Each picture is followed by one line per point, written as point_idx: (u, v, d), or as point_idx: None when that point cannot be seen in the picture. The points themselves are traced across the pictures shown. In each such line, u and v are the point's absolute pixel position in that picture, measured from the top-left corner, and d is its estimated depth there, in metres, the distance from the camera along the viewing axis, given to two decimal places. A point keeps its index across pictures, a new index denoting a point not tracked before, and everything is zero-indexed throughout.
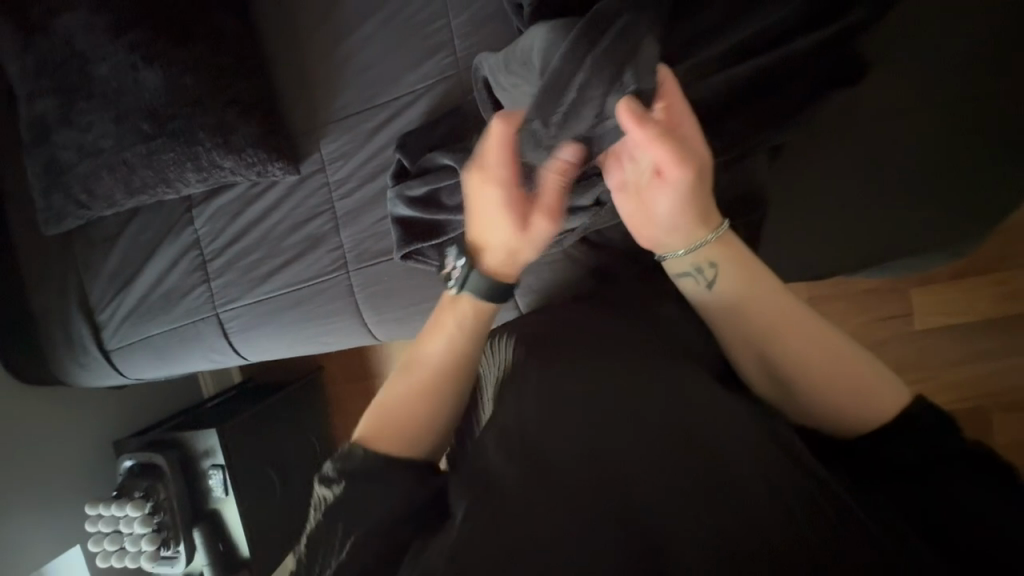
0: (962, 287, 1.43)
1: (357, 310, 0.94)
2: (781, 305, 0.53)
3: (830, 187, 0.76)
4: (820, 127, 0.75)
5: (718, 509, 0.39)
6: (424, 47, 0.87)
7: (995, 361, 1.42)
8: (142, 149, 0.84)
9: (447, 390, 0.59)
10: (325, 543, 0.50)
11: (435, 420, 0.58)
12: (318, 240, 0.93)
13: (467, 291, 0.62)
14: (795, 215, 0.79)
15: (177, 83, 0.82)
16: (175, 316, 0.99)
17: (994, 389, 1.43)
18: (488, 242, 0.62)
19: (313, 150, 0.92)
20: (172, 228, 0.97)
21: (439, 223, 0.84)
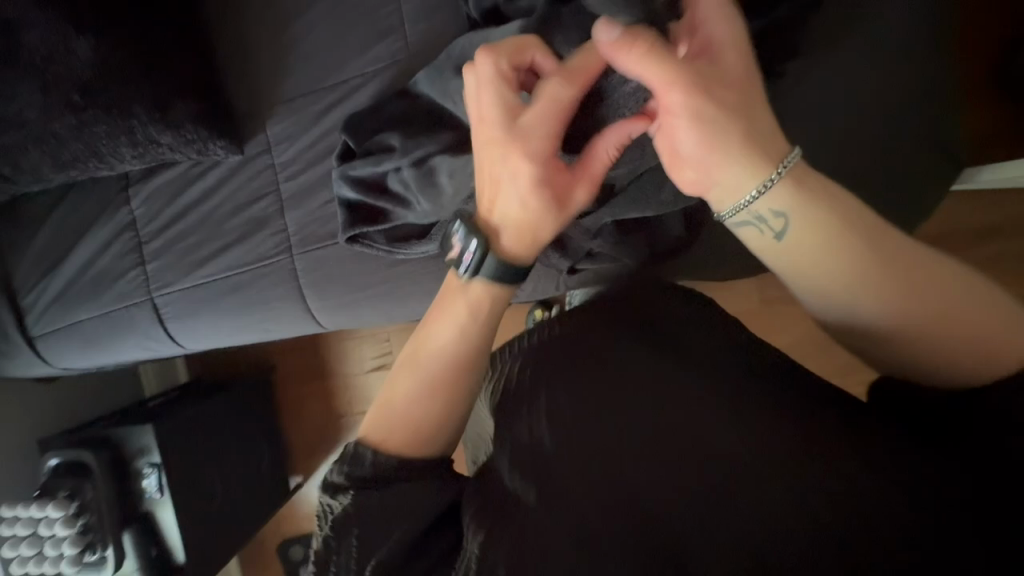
0: None
1: (303, 295, 0.92)
2: (867, 246, 0.46)
3: None
4: None
5: (734, 511, 0.43)
6: (373, 33, 0.87)
7: None
8: (73, 122, 0.80)
9: (463, 383, 0.55)
10: (337, 560, 0.47)
11: (450, 418, 0.54)
12: (261, 223, 0.91)
13: (480, 276, 0.56)
14: None
15: (111, 54, 0.79)
16: (105, 301, 0.95)
17: None
18: (504, 222, 0.55)
19: (257, 131, 0.90)
20: (107, 208, 0.93)
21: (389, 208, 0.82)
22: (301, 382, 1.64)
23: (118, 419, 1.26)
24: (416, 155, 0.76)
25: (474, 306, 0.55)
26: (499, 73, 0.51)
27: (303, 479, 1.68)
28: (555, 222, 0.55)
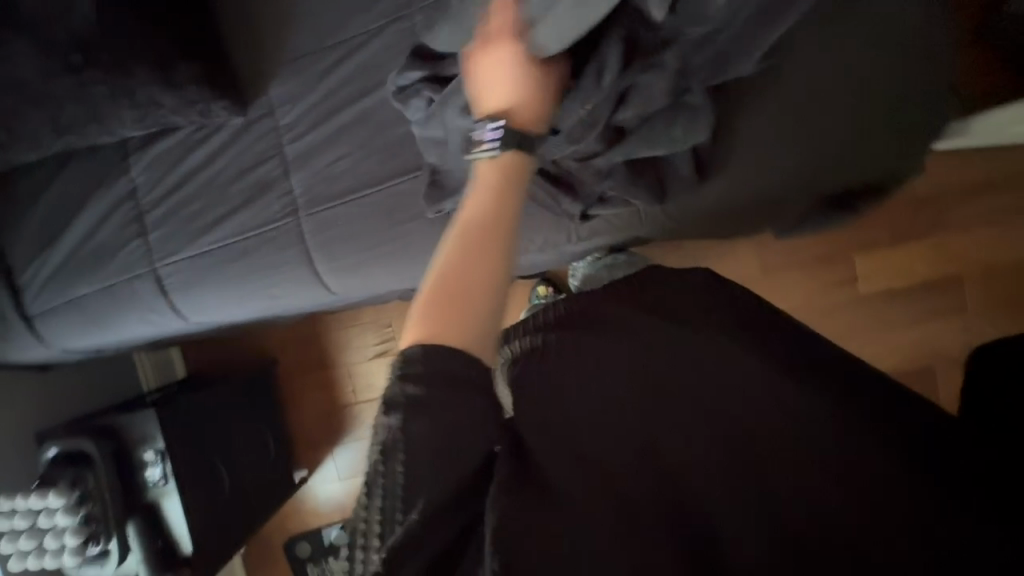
0: (887, 250, 1.52)
1: (310, 259, 0.91)
2: None
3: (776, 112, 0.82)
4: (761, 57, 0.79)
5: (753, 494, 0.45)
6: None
7: (929, 316, 1.53)
8: (72, 82, 0.79)
9: (488, 239, 0.52)
10: (385, 481, 0.43)
11: (481, 274, 0.49)
12: (266, 186, 0.90)
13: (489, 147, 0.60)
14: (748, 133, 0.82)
15: (111, 13, 0.78)
16: (105, 275, 0.92)
17: (937, 347, 1.53)
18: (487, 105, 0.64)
19: (260, 94, 0.89)
20: (106, 178, 0.91)
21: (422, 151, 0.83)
22: (303, 372, 1.61)
23: (120, 408, 1.23)
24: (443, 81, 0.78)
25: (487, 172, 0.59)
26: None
27: (308, 473, 1.65)
28: (522, 110, 0.64)
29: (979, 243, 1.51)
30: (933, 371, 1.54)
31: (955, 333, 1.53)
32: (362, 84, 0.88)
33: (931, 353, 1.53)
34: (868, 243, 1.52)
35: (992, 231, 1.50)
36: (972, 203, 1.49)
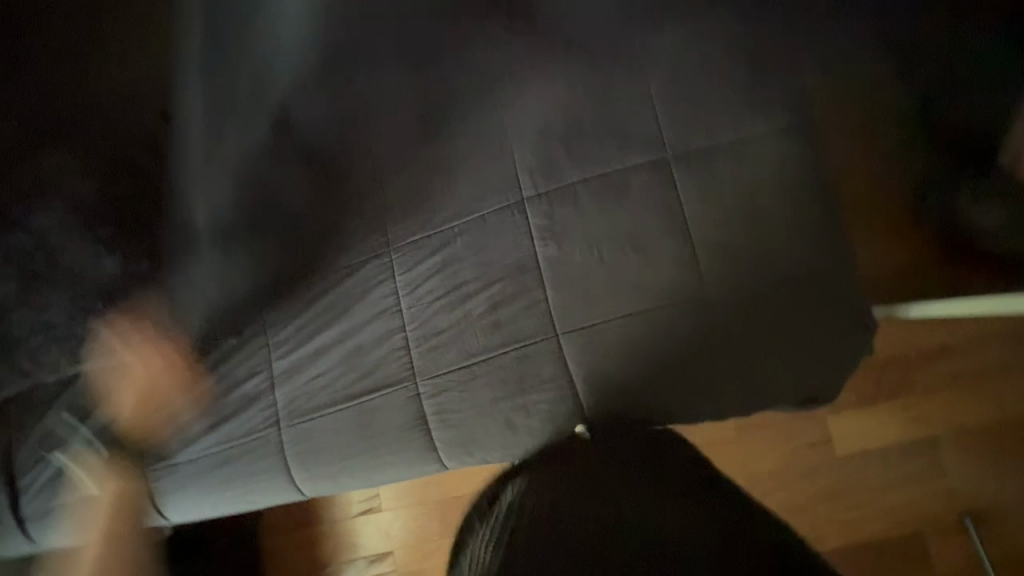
0: (865, 408, 1.55)
1: (287, 465, 0.98)
2: None
3: (736, 298, 0.94)
4: (726, 259, 0.95)
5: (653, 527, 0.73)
6: (358, 230, 1.03)
7: (921, 479, 1.50)
8: (93, 324, 0.93)
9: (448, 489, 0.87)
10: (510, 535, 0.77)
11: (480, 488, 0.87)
12: (253, 398, 1.00)
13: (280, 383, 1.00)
14: (730, 294, 0.95)
15: (135, 267, 0.95)
16: (98, 479, 1.00)
17: (934, 510, 1.49)
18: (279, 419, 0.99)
19: (256, 316, 1.01)
20: (112, 389, 1.02)
21: (435, 352, 0.98)
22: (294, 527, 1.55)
23: None
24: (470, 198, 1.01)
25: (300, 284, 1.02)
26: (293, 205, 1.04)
27: None
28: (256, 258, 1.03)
29: (959, 400, 1.52)
30: (940, 536, 1.48)
31: (949, 493, 1.49)
32: (346, 310, 1.01)
33: (927, 519, 1.49)
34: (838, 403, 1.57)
35: (958, 394, 1.52)
36: (936, 364, 1.54)
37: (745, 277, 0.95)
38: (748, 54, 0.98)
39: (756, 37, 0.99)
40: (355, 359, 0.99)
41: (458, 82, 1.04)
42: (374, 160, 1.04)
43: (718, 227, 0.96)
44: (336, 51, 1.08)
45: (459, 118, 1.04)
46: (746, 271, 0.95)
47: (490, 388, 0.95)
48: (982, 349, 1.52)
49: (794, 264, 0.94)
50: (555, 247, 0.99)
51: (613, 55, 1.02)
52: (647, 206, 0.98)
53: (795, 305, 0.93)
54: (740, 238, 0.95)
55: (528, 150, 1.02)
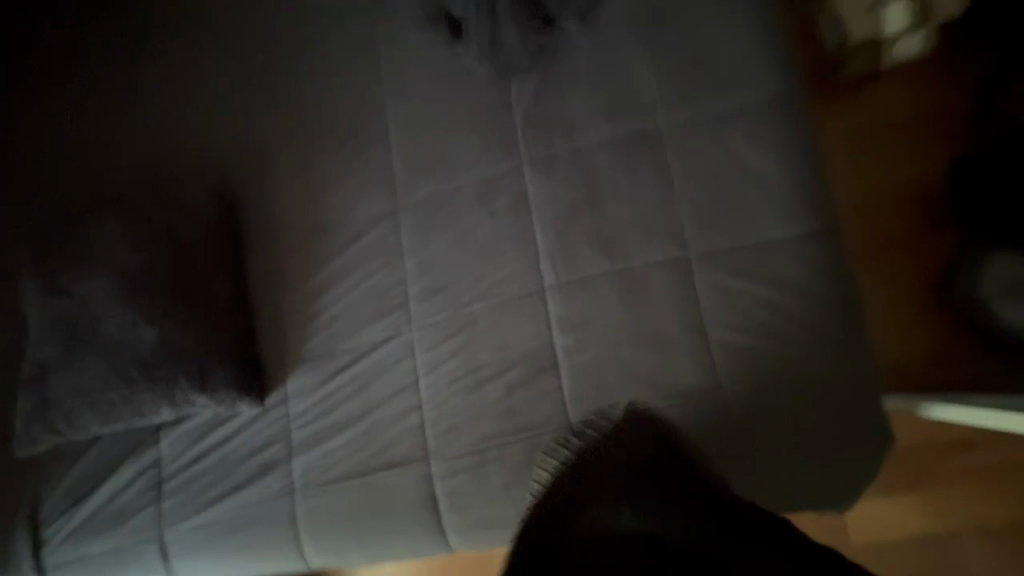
0: (890, 496, 1.50)
1: (298, 538, 1.00)
2: None
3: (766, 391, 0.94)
4: (754, 350, 0.95)
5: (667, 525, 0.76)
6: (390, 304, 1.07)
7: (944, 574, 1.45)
8: (125, 389, 0.96)
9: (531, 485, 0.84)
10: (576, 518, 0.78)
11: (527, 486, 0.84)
12: (271, 466, 1.02)
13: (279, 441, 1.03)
14: (762, 387, 0.94)
15: (169, 337, 0.98)
16: (116, 536, 1.03)
17: None
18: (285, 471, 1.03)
19: (279, 386, 1.05)
20: (138, 447, 1.05)
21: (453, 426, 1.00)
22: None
23: None
24: (495, 277, 1.05)
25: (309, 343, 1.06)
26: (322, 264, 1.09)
27: None
28: (286, 317, 1.07)
29: (987, 496, 1.45)
30: None
31: None
32: (365, 384, 1.04)
33: None
34: None
35: (986, 488, 1.46)
36: (963, 456, 1.48)
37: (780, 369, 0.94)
38: (775, 158, 1.00)
39: (780, 136, 1.00)
40: (374, 434, 1.01)
41: (487, 169, 1.08)
42: (401, 240, 1.08)
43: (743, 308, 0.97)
44: (374, 130, 1.12)
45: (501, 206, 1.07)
46: (778, 360, 0.94)
47: (502, 475, 0.96)
48: (1010, 442, 1.47)
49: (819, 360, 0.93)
50: (586, 339, 1.00)
51: (639, 152, 1.05)
52: (668, 303, 1.00)
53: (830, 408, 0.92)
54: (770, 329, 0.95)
55: (565, 245, 1.03)
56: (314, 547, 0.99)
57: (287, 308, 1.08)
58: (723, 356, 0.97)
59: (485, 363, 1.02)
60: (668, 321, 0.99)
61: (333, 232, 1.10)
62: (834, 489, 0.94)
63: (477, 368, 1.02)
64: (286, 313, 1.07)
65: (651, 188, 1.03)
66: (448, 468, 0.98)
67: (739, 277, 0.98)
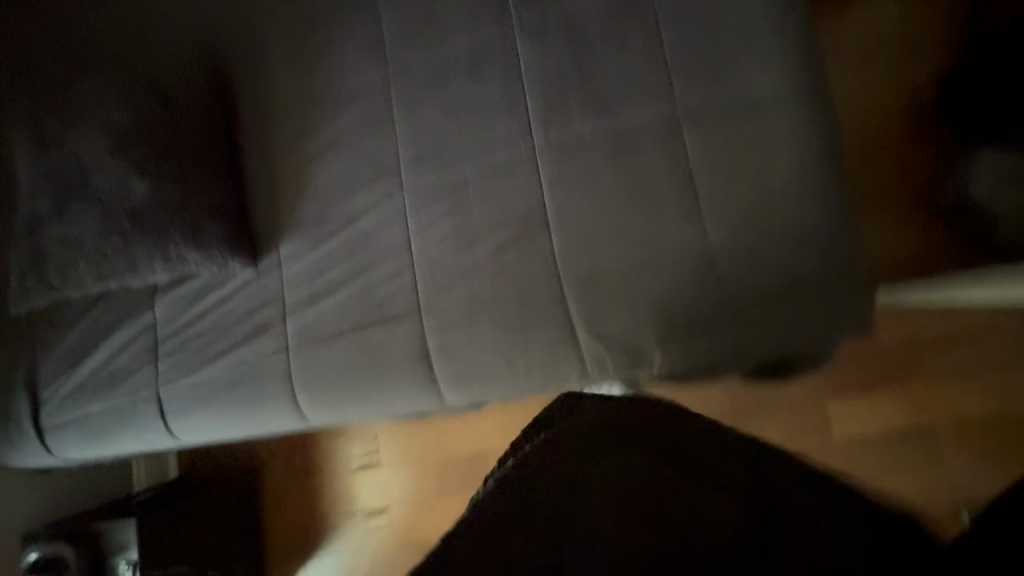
0: (863, 391, 1.53)
1: (292, 393, 1.02)
2: None
3: (753, 239, 0.96)
4: (738, 199, 0.98)
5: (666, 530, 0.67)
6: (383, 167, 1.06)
7: (911, 464, 1.49)
8: (118, 242, 0.97)
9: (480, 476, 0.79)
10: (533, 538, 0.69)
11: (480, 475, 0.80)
12: (264, 327, 1.04)
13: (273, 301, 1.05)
14: (747, 232, 0.97)
15: (160, 192, 0.98)
16: (114, 395, 1.05)
17: (921, 489, 1.49)
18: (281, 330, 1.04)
19: (272, 250, 1.06)
20: (133, 310, 1.06)
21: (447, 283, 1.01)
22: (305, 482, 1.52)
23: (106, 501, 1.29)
24: (487, 142, 1.04)
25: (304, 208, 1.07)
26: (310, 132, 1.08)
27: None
28: (277, 183, 1.08)
29: (961, 390, 1.50)
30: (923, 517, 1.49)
31: (939, 477, 1.48)
32: (357, 248, 1.05)
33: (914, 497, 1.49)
34: (833, 387, 1.55)
35: (958, 385, 1.50)
36: (942, 352, 1.52)
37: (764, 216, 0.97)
38: (767, 16, 1.00)
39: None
40: (368, 293, 1.03)
41: (479, 34, 1.07)
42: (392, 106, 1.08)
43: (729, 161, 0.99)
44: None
45: (494, 76, 1.06)
46: (763, 207, 0.97)
47: (494, 324, 0.99)
48: (989, 339, 1.50)
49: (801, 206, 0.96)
50: (578, 199, 1.01)
51: (633, 13, 1.04)
52: (656, 163, 1.01)
53: (810, 248, 0.95)
54: (753, 177, 0.98)
55: (558, 109, 1.04)
56: (305, 397, 1.02)
57: (281, 175, 1.08)
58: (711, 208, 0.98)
59: (477, 223, 1.03)
60: (653, 181, 1.00)
61: (325, 100, 1.09)
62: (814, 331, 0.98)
63: (469, 227, 1.03)
64: (277, 180, 1.08)
65: (644, 48, 1.03)
66: (438, 321, 1.00)
67: (725, 138, 0.99)
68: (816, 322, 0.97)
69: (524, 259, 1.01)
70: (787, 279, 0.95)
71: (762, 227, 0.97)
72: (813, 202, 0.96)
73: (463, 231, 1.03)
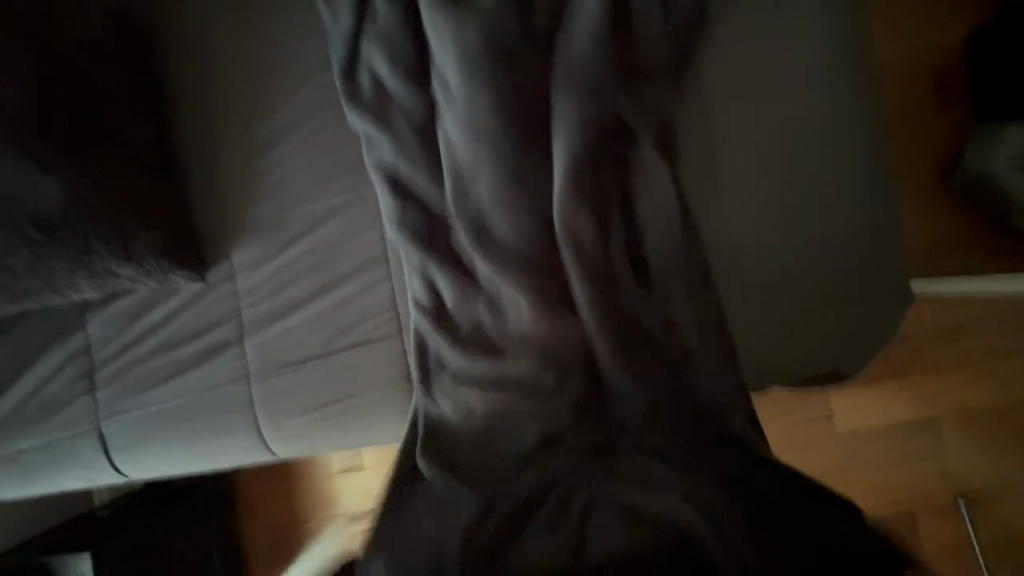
0: (880, 385, 1.34)
1: (256, 423, 0.89)
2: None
3: (810, 197, 0.79)
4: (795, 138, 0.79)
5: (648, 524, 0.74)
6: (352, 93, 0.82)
7: (936, 458, 1.32)
8: (27, 257, 0.79)
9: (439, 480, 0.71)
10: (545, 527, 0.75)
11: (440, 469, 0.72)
12: (220, 348, 0.90)
13: (216, 299, 0.90)
14: (805, 194, 0.79)
15: (73, 190, 0.79)
16: (48, 431, 0.90)
17: (962, 482, 1.31)
18: (223, 325, 0.90)
19: (223, 258, 0.90)
20: (62, 334, 0.91)
21: (434, 253, 0.81)
22: None
23: (56, 528, 1.13)
24: None
25: (248, 187, 0.90)
26: (256, 112, 0.91)
27: None
28: (224, 179, 0.91)
29: (983, 377, 1.33)
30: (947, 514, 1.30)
31: (963, 467, 1.31)
32: (323, 258, 0.90)
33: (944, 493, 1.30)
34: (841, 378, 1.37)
35: (975, 373, 1.34)
36: (964, 339, 1.34)
37: (812, 180, 0.79)
38: None
39: None
40: (339, 311, 0.89)
41: None
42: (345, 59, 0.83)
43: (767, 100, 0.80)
44: None
45: None
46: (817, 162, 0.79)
47: None
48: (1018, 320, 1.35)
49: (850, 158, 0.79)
50: None
51: None
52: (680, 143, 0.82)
53: (856, 230, 0.79)
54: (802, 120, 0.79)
55: None
56: (269, 424, 0.89)
57: (228, 167, 0.91)
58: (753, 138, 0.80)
59: None
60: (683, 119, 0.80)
61: (272, 74, 0.91)
62: (870, 326, 0.80)
63: None
64: (220, 173, 0.91)
65: None
66: (421, 343, 0.86)
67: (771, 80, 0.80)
68: (867, 321, 0.80)
69: None
70: (842, 254, 0.79)
71: (798, 186, 0.79)
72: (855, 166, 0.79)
73: None
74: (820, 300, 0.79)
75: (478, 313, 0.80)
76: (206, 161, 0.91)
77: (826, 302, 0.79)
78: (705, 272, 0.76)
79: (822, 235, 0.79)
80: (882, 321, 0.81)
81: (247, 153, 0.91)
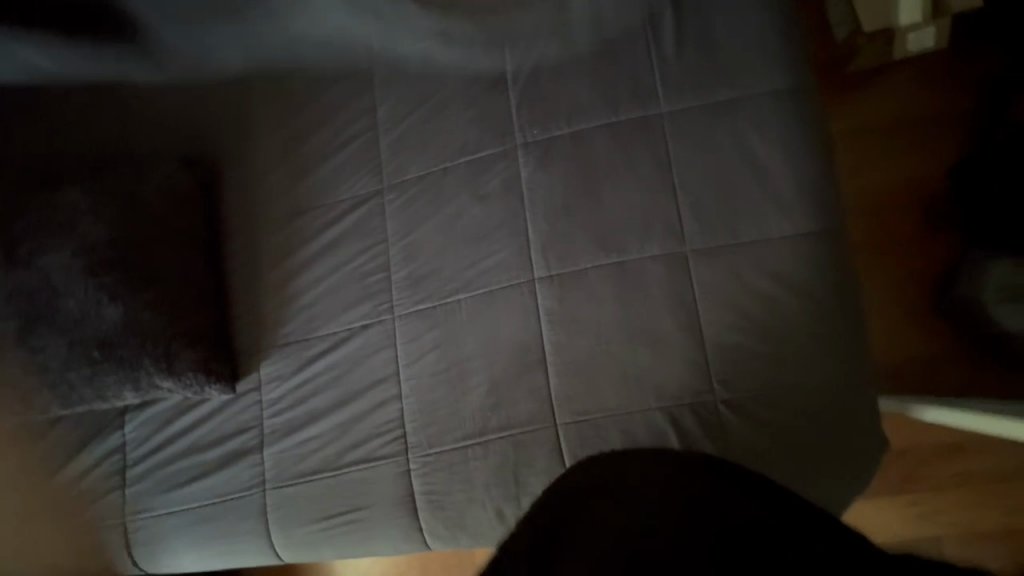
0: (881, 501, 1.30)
1: (267, 528, 0.96)
2: None
3: (772, 352, 0.91)
4: (761, 300, 0.92)
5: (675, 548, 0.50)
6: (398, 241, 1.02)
7: None
8: (87, 370, 0.93)
9: None
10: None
11: None
12: (241, 454, 0.98)
13: (242, 409, 0.99)
14: (768, 350, 0.91)
15: (134, 314, 0.94)
16: (78, 523, 0.98)
17: None
18: (246, 433, 0.99)
19: (252, 370, 1.00)
20: (102, 430, 1.00)
21: (450, 384, 0.96)
22: None
23: None
24: (481, 266, 0.99)
25: (280, 308, 1.01)
26: (296, 242, 1.04)
27: None
28: (261, 300, 1.02)
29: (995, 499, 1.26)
30: None
31: None
32: (343, 375, 0.99)
33: None
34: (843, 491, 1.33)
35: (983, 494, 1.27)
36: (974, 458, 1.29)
37: (776, 339, 0.91)
38: (778, 151, 0.95)
39: (781, 130, 0.95)
40: (353, 425, 0.97)
41: (475, 152, 1.02)
42: (387, 224, 1.03)
43: (737, 264, 0.93)
44: (358, 105, 1.06)
45: (491, 197, 1.00)
46: (777, 322, 0.91)
47: (484, 472, 0.93)
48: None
49: (807, 321, 0.91)
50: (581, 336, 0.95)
51: (641, 139, 0.98)
52: (660, 298, 0.94)
53: (816, 386, 0.89)
54: (766, 285, 0.92)
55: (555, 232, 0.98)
56: (279, 531, 0.95)
57: (267, 290, 1.02)
58: (723, 298, 0.93)
59: (475, 358, 0.96)
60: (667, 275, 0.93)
61: (312, 208, 1.04)
62: (829, 474, 0.89)
63: (463, 358, 0.97)
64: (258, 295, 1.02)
65: (649, 174, 0.97)
66: (425, 464, 0.94)
67: (738, 250, 0.94)
68: (825, 469, 0.89)
69: (524, 404, 0.94)
70: (802, 406, 0.89)
71: (764, 344, 0.91)
72: (812, 326, 0.91)
73: (457, 368, 0.97)
74: (782, 446, 0.89)
75: (487, 438, 0.93)
76: (246, 283, 1.03)
77: (786, 449, 0.89)
78: (676, 416, 0.91)
79: (782, 386, 0.90)
80: (841, 472, 0.90)
81: (283, 278, 1.03)
